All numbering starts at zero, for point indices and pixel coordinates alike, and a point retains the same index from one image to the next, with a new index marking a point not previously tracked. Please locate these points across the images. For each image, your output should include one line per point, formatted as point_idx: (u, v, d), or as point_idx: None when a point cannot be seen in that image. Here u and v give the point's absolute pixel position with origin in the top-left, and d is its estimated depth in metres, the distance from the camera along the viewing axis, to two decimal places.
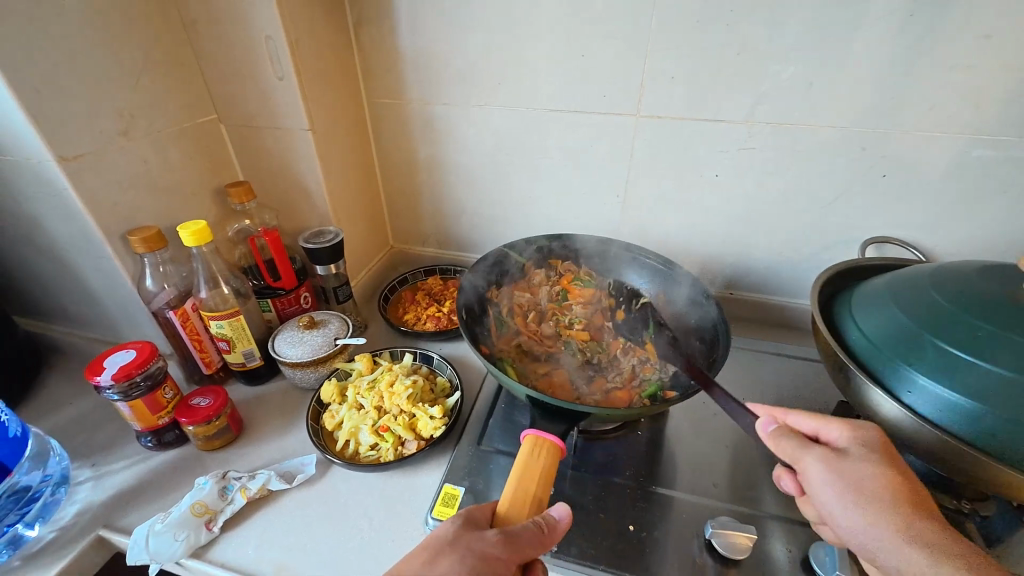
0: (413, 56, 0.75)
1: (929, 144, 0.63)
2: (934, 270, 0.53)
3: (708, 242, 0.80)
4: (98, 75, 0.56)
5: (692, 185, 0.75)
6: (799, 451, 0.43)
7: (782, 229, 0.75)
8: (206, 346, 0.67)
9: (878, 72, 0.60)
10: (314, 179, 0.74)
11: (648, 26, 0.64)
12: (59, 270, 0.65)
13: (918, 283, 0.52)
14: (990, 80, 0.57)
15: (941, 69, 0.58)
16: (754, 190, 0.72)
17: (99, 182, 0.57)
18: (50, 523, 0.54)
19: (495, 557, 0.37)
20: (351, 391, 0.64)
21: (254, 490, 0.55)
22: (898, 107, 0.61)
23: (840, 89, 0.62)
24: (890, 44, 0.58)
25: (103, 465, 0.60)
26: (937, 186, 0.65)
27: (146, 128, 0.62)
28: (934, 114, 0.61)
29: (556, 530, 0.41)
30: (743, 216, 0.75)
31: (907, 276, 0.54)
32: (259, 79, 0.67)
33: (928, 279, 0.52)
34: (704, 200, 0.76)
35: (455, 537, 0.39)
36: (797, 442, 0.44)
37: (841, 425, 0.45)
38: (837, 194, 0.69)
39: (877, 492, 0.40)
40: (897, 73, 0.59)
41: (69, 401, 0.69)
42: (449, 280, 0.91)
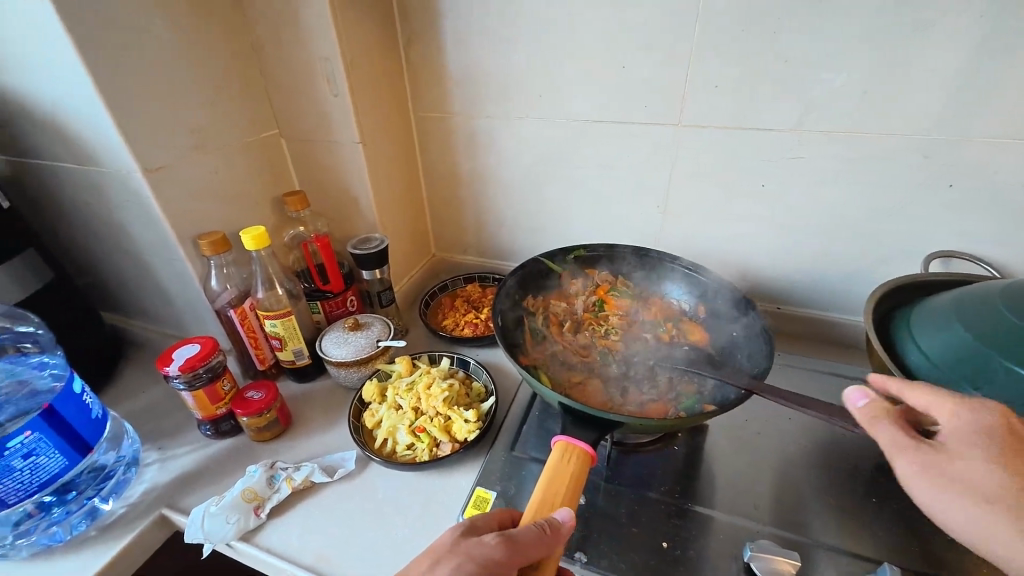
0: (458, 72, 0.78)
1: (1003, 151, 0.58)
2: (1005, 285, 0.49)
3: (753, 253, 0.77)
4: (178, 95, 0.62)
5: (736, 196, 0.73)
6: (895, 448, 0.40)
7: (835, 241, 0.71)
8: (260, 343, 0.72)
9: (943, 75, 0.56)
10: (362, 189, 0.79)
11: (690, 35, 0.64)
12: (139, 271, 0.72)
13: (987, 299, 0.48)
14: None
15: (1016, 70, 0.54)
16: (804, 200, 0.69)
17: (176, 192, 0.63)
18: (122, 498, 0.59)
19: (497, 563, 0.37)
20: (391, 391, 0.66)
21: (298, 480, 0.58)
22: (966, 112, 0.57)
23: (899, 94, 0.59)
24: (957, 45, 0.55)
25: (168, 449, 0.65)
26: (1013, 196, 0.60)
27: (217, 143, 0.68)
28: (1008, 119, 0.56)
29: (560, 532, 0.40)
30: (792, 227, 0.72)
31: (974, 292, 0.50)
32: (316, 97, 0.72)
33: (998, 293, 0.48)
34: (749, 211, 0.73)
35: (453, 545, 0.39)
36: (893, 434, 0.41)
37: (955, 406, 0.40)
38: (895, 204, 0.65)
39: (985, 495, 0.36)
40: (965, 75, 0.56)
41: (142, 390, 0.76)
42: (487, 288, 0.93)
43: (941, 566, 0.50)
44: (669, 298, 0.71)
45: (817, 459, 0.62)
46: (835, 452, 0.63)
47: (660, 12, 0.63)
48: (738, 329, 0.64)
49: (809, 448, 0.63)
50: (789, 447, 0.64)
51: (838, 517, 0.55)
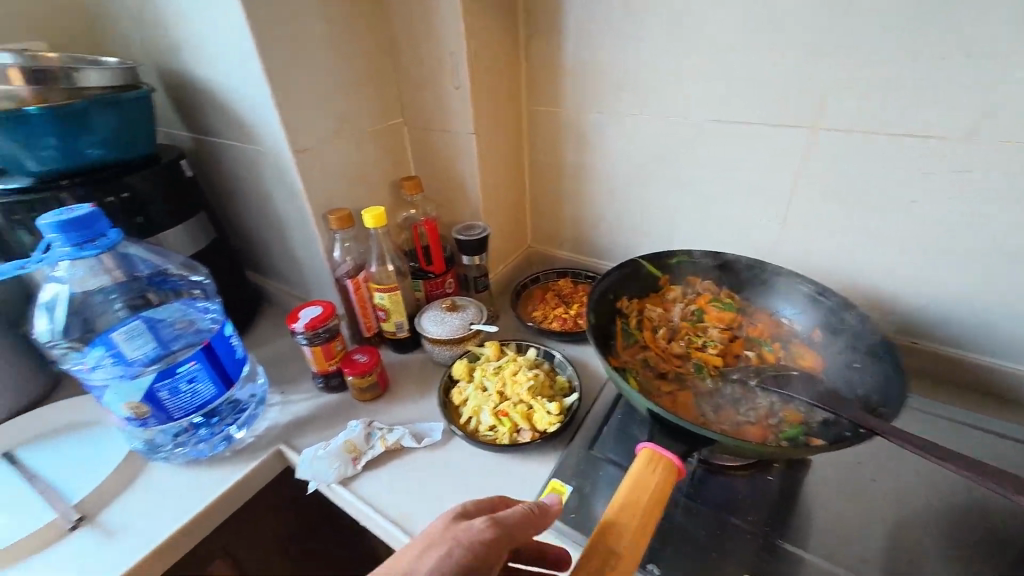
0: (574, 66, 0.78)
1: None
2: None
3: (890, 278, 0.68)
4: (326, 86, 0.70)
5: (876, 211, 0.64)
6: None
7: (1002, 273, 0.60)
8: (368, 313, 0.79)
9: None
10: (471, 178, 0.82)
11: (841, 28, 0.57)
12: (279, 238, 0.84)
13: None
14: None
15: None
16: (965, 222, 0.59)
17: (315, 172, 0.72)
18: (251, 429, 0.69)
19: (484, 542, 0.39)
20: (478, 372, 0.70)
21: (391, 441, 0.63)
22: None
23: None
24: None
25: (288, 394, 0.75)
26: None
27: (352, 130, 0.76)
28: None
29: (549, 513, 0.43)
30: (946, 252, 0.62)
31: None
32: (439, 90, 0.76)
33: None
34: (890, 230, 0.64)
35: (444, 529, 0.40)
36: None
37: None
38: None
39: None
40: None
41: (271, 340, 0.87)
42: (579, 285, 0.93)
43: None
44: (780, 317, 0.65)
45: (948, 523, 0.53)
46: (973, 519, 0.53)
47: (809, 4, 0.57)
48: (860, 359, 0.57)
49: (938, 508, 0.55)
50: (912, 503, 0.55)
51: None
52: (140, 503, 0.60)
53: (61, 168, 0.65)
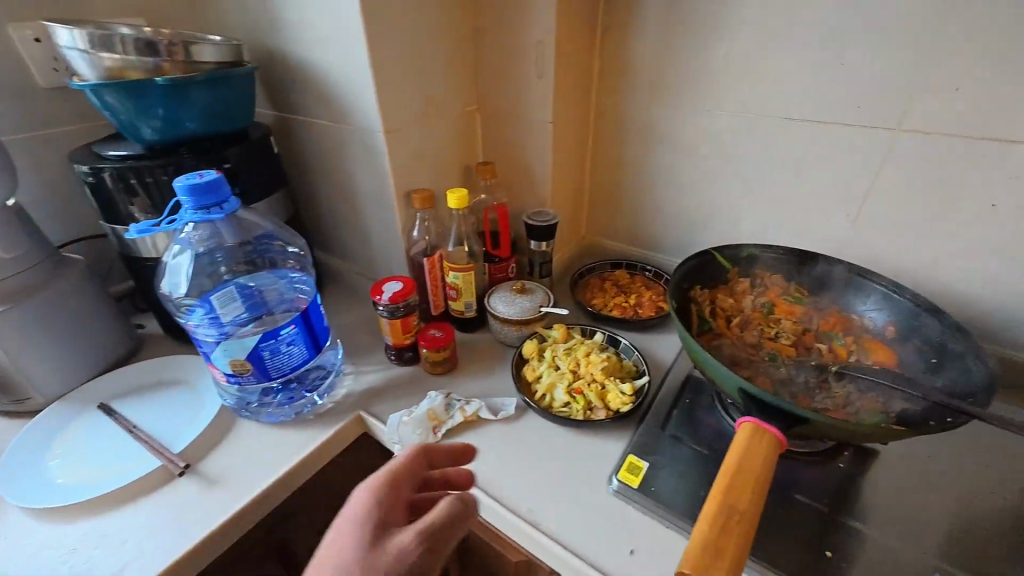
0: (652, 63, 0.80)
1: None
2: None
3: (933, 284, 0.71)
4: (415, 69, 0.72)
5: (924, 212, 0.68)
6: None
7: None
8: (439, 292, 0.82)
9: None
10: (542, 166, 0.84)
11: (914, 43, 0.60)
12: (353, 215, 0.87)
13: None
14: None
15: None
16: (1001, 222, 0.63)
17: (400, 149, 0.74)
18: (328, 395, 0.74)
19: None
20: (550, 352, 0.73)
21: (469, 412, 0.67)
22: None
23: None
24: None
25: (361, 366, 0.79)
26: None
27: (434, 113, 0.78)
28: None
29: None
30: (990, 257, 0.66)
31: None
32: (521, 80, 0.78)
33: None
34: (934, 232, 0.68)
35: None
36: None
37: None
38: None
39: None
40: None
41: (338, 314, 0.92)
42: (636, 276, 0.95)
43: None
44: (852, 312, 0.68)
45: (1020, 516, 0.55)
46: None
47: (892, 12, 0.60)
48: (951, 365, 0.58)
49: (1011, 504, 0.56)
50: (979, 495, 0.57)
51: None
52: (235, 454, 0.65)
53: (171, 140, 0.68)
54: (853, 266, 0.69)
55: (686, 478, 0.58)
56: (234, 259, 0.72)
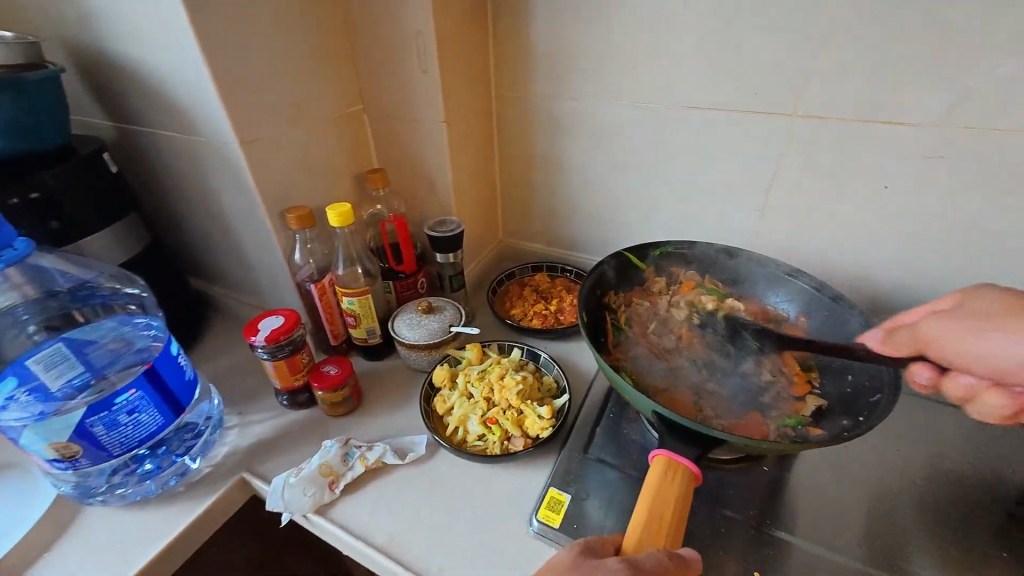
0: (549, 52, 0.74)
1: None
2: None
3: (839, 268, 0.71)
4: (273, 67, 0.61)
5: (825, 197, 0.67)
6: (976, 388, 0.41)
7: (941, 256, 0.64)
8: (335, 319, 0.73)
9: None
10: (441, 170, 0.76)
11: (804, 24, 0.58)
12: (226, 238, 0.75)
13: None
14: None
15: None
16: (895, 203, 0.63)
17: (266, 162, 0.63)
18: (205, 459, 0.62)
19: None
20: (462, 378, 0.66)
21: (372, 460, 0.59)
22: None
23: (972, 121, 0.55)
24: None
25: (247, 415, 0.68)
26: None
27: (306, 116, 0.67)
28: None
29: None
30: (890, 238, 0.66)
31: None
32: (406, 76, 0.69)
33: None
34: (836, 217, 0.68)
35: None
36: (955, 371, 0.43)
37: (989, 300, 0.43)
38: (1000, 217, 0.59)
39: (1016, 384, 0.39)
40: None
41: (222, 353, 0.79)
42: (556, 278, 0.89)
43: None
44: (767, 304, 0.66)
45: (929, 500, 0.55)
46: (949, 494, 0.56)
47: None
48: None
49: (920, 487, 0.56)
50: (893, 482, 0.57)
51: (949, 567, 0.49)
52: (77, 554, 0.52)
53: None
54: (763, 256, 0.67)
55: (611, 507, 0.53)
56: (44, 314, 0.59)
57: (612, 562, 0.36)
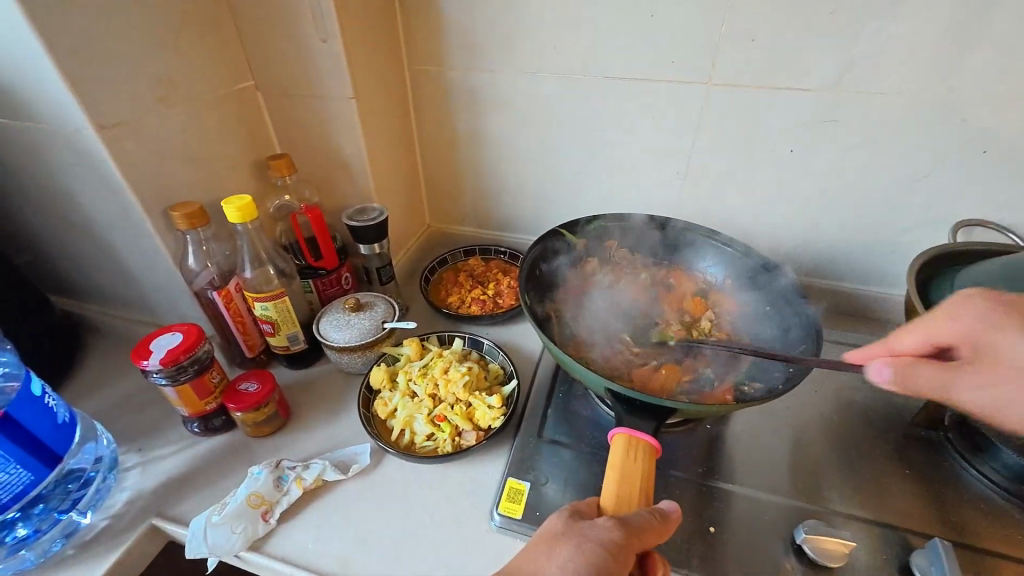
0: (462, 20, 0.69)
1: (994, 132, 0.59)
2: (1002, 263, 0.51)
3: (755, 228, 0.76)
4: (130, 34, 0.50)
5: (740, 162, 0.70)
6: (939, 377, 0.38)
7: (840, 211, 0.70)
8: (249, 329, 0.64)
9: (951, 53, 0.56)
10: (356, 153, 0.69)
11: None
12: (94, 247, 0.62)
13: (991, 284, 0.49)
14: None
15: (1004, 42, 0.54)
16: (800, 165, 0.68)
17: (136, 151, 0.52)
18: (101, 510, 0.52)
19: None
20: (403, 377, 0.61)
21: (310, 480, 0.53)
22: (977, 91, 0.57)
23: (861, 84, 0.60)
24: (945, 22, 0.54)
25: (149, 451, 0.58)
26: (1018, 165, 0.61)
27: (183, 94, 0.57)
28: (993, 108, 0.58)
29: None
30: (798, 198, 0.71)
31: (970, 278, 0.52)
32: (303, 45, 0.61)
33: (1003, 279, 0.49)
34: (750, 181, 0.71)
35: None
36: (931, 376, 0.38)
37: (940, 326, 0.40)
38: (885, 172, 0.65)
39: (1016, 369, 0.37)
40: (973, 51, 0.55)
41: (108, 383, 0.67)
42: (491, 261, 0.86)
43: (970, 533, 0.51)
44: (696, 270, 0.69)
45: (846, 432, 0.61)
46: (860, 424, 0.62)
47: None
48: (771, 304, 0.63)
49: (836, 421, 0.63)
50: (814, 420, 0.63)
51: (869, 489, 0.55)
52: None
53: None
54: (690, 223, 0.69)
55: (572, 488, 0.53)
56: None
57: (602, 520, 0.36)
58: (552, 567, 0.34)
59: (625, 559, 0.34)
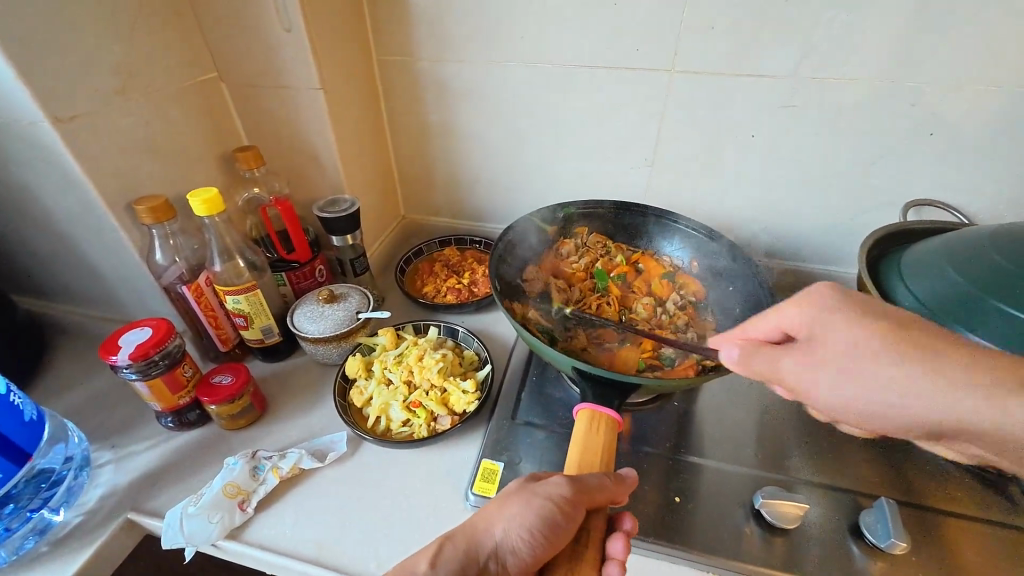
0: (429, 9, 0.69)
1: (937, 116, 0.62)
2: (941, 241, 0.54)
3: (722, 213, 0.78)
4: (84, 24, 0.49)
5: (704, 149, 0.72)
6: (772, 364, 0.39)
7: (800, 194, 0.73)
8: (221, 322, 0.64)
9: (896, 37, 0.58)
10: (326, 144, 0.69)
11: None
12: (57, 244, 0.61)
13: (932, 259, 0.53)
14: (992, 47, 0.56)
15: (945, 28, 0.56)
16: (760, 151, 0.70)
17: (97, 144, 0.52)
18: (75, 507, 0.52)
19: None
20: (378, 365, 0.62)
21: (286, 469, 0.53)
22: (920, 77, 0.60)
23: (816, 70, 0.62)
24: (891, 9, 0.57)
25: (123, 447, 0.58)
26: (963, 146, 0.64)
27: (144, 87, 0.56)
28: (938, 93, 0.61)
29: None
30: (760, 182, 0.73)
31: (915, 255, 0.55)
32: (266, 35, 0.60)
33: (941, 254, 0.52)
34: (715, 167, 0.74)
35: None
36: (771, 355, 0.39)
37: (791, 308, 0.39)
38: (838, 157, 0.68)
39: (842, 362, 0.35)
40: (915, 38, 0.58)
41: (79, 382, 0.66)
42: (466, 251, 0.87)
43: (919, 494, 0.54)
44: (662, 255, 0.71)
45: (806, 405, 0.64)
46: None
47: None
48: (735, 284, 0.64)
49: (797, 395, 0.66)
50: (776, 395, 0.66)
51: (826, 457, 0.58)
52: None
53: None
54: (655, 209, 0.71)
55: (545, 467, 0.54)
56: None
57: (553, 477, 0.37)
58: (502, 523, 0.35)
59: (574, 514, 0.35)
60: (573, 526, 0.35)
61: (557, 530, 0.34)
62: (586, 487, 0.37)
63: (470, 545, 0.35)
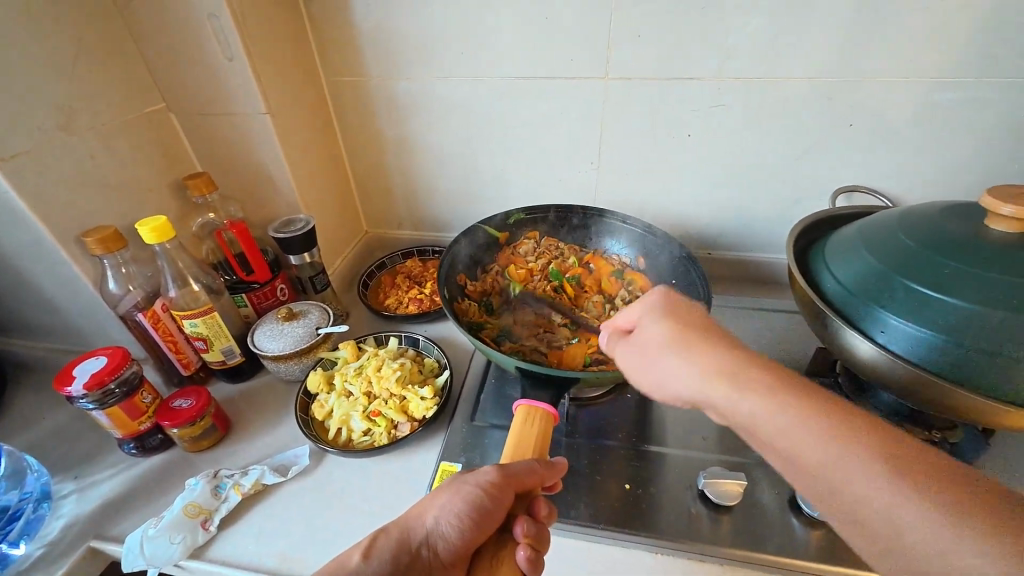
0: (372, 30, 0.71)
1: (855, 107, 0.66)
2: (857, 227, 0.57)
3: (670, 210, 0.81)
4: (22, 65, 0.50)
5: (645, 150, 0.75)
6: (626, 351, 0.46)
7: (739, 187, 0.76)
8: (182, 347, 0.65)
9: (809, 36, 0.62)
10: (277, 166, 0.70)
11: None
12: (11, 280, 0.62)
13: (851, 242, 0.56)
14: (895, 41, 0.61)
15: (851, 26, 0.60)
16: (698, 148, 0.74)
17: (43, 180, 0.53)
18: (36, 539, 0.53)
19: None
20: (338, 378, 0.63)
21: (248, 486, 0.54)
22: (835, 71, 0.64)
23: (740, 70, 0.66)
24: (800, 10, 0.61)
25: (86, 477, 0.59)
26: (883, 134, 0.68)
27: (88, 121, 0.57)
28: (853, 86, 0.65)
29: None
30: (701, 178, 0.77)
31: (837, 239, 0.58)
32: (209, 64, 0.62)
33: (858, 237, 0.56)
34: (657, 166, 0.77)
35: None
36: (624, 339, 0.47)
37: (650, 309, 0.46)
38: (770, 151, 0.72)
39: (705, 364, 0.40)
40: (826, 36, 0.62)
41: (42, 416, 0.67)
42: (428, 261, 0.89)
43: None
44: (610, 254, 0.74)
45: None
46: None
47: None
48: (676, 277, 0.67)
49: None
50: None
51: None
52: None
53: None
54: (601, 209, 0.73)
55: None
56: None
57: (482, 466, 0.39)
58: (433, 511, 0.37)
59: (501, 497, 0.38)
60: (499, 509, 0.37)
61: (483, 512, 0.37)
62: (512, 474, 0.39)
63: (402, 535, 0.37)
